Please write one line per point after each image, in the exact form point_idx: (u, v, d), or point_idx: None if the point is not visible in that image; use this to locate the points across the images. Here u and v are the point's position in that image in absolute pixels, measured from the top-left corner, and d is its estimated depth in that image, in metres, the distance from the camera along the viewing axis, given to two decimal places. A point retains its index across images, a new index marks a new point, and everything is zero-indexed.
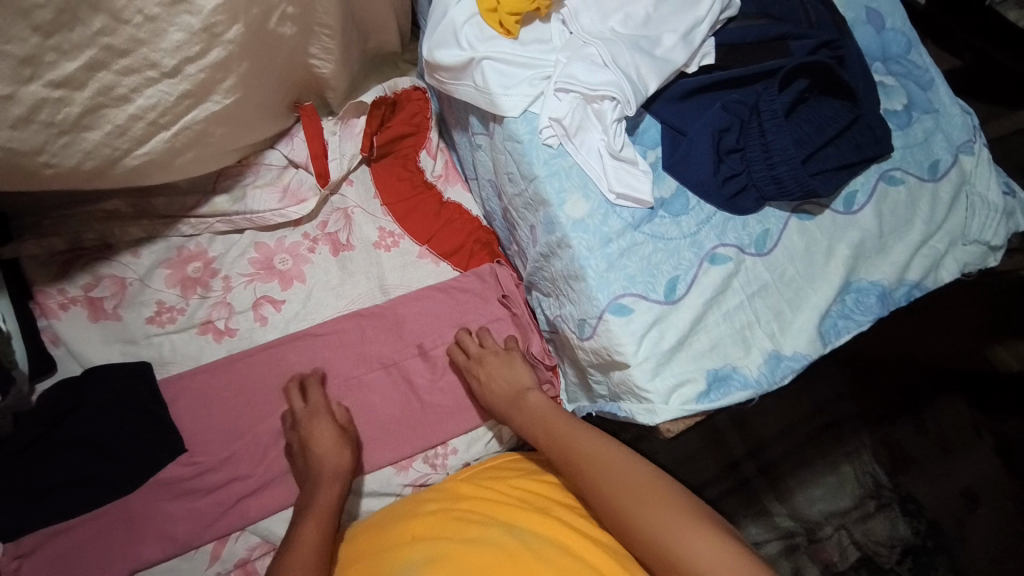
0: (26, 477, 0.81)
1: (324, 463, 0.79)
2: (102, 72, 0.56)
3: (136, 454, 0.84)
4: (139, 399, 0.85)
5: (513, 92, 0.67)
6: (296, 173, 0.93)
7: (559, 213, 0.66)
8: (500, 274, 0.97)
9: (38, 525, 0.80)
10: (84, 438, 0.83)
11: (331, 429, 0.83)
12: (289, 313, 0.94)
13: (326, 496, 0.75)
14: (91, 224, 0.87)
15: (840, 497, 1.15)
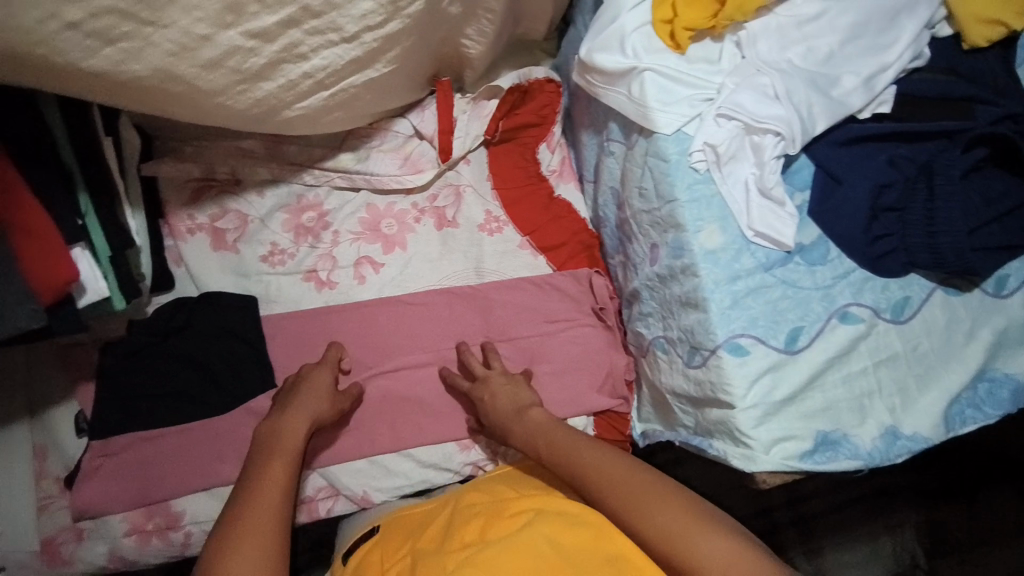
0: (133, 381, 0.87)
1: (300, 405, 0.81)
2: (294, 29, 0.58)
3: (231, 379, 0.89)
4: (243, 328, 0.91)
5: (670, 109, 0.66)
6: (420, 144, 0.94)
7: (692, 240, 0.65)
8: (596, 282, 0.97)
9: (133, 429, 0.86)
10: (189, 355, 0.89)
11: (326, 377, 0.87)
12: (386, 277, 0.97)
13: (292, 428, 0.78)
14: (226, 159, 0.92)
15: (872, 566, 1.18)
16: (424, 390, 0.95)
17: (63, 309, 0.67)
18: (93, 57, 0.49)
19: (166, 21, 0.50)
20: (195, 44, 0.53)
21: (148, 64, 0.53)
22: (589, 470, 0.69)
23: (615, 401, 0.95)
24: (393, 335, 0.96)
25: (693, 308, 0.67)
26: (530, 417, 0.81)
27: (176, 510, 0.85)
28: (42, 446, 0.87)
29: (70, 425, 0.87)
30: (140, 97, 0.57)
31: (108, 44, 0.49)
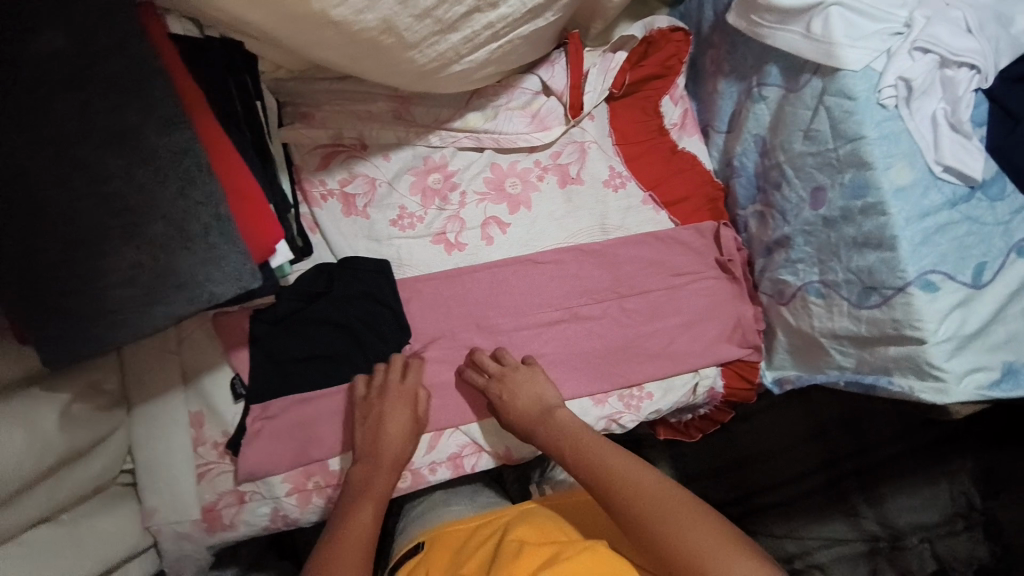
0: (284, 345, 0.88)
1: (385, 453, 0.83)
2: None
3: (375, 341, 0.91)
4: (381, 291, 0.91)
5: (859, 45, 0.66)
6: (547, 101, 0.94)
7: (882, 177, 0.66)
8: (725, 234, 0.96)
9: (289, 393, 0.88)
10: (333, 318, 0.89)
11: (405, 412, 0.85)
12: (513, 236, 0.98)
13: (382, 482, 0.82)
14: (354, 123, 0.92)
15: (931, 511, 1.13)
16: (557, 347, 0.96)
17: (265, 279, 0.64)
18: (343, 5, 0.50)
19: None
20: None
21: (379, 14, 0.53)
22: (611, 480, 0.73)
23: (746, 350, 0.96)
24: (525, 294, 0.97)
25: (875, 248, 0.69)
26: (554, 419, 0.84)
27: (336, 468, 0.88)
28: (197, 414, 0.87)
29: (226, 391, 0.88)
30: (351, 49, 0.58)
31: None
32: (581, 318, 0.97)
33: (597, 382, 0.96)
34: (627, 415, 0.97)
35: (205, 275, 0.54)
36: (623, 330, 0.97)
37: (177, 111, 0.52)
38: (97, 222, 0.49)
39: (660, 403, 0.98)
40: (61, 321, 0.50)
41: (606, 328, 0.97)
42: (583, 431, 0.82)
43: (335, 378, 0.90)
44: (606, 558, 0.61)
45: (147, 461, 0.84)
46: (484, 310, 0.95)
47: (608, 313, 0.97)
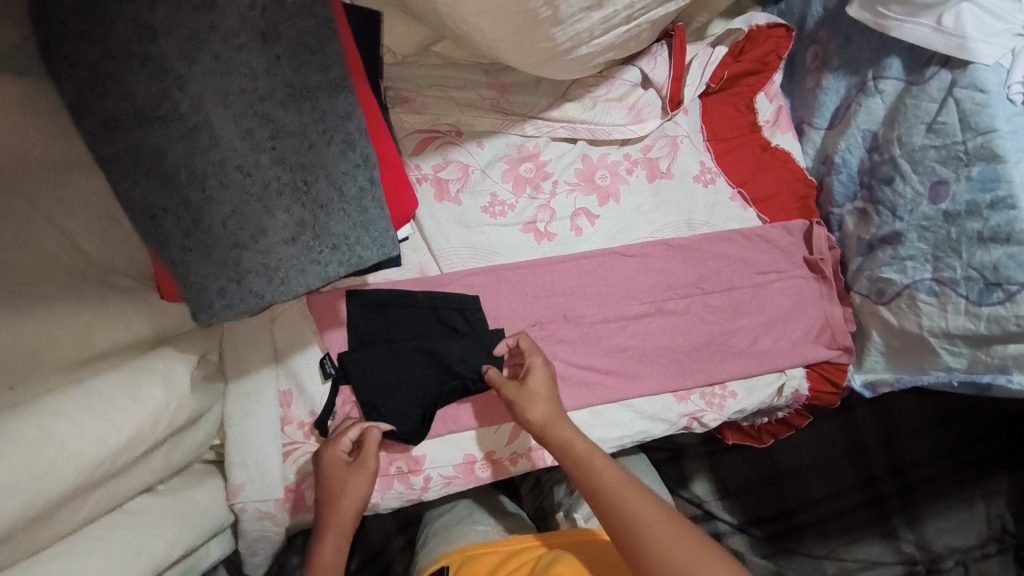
0: (372, 327, 0.86)
1: (342, 515, 0.78)
2: None
3: (464, 326, 0.88)
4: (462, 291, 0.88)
5: (991, 41, 0.69)
6: (645, 94, 0.95)
7: (1014, 171, 0.69)
8: (816, 233, 0.95)
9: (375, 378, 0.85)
10: (425, 302, 0.87)
11: (343, 467, 0.78)
12: (601, 229, 0.96)
13: (326, 552, 0.76)
14: (452, 111, 0.91)
15: (968, 533, 1.08)
16: (641, 341, 0.92)
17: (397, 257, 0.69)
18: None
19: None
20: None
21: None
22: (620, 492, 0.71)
23: (834, 352, 0.93)
24: (612, 287, 0.93)
25: (1002, 242, 0.71)
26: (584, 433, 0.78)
27: (419, 454, 0.86)
28: (286, 392, 0.85)
29: (315, 370, 0.86)
30: (510, 25, 0.60)
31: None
32: (665, 313, 0.93)
33: (684, 379, 0.92)
34: (710, 413, 0.94)
35: (358, 238, 0.55)
36: (706, 326, 0.93)
37: (344, 74, 0.53)
38: (273, 178, 0.50)
39: (745, 403, 0.94)
40: (226, 278, 0.51)
41: (689, 324, 0.93)
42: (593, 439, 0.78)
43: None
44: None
45: (237, 439, 0.80)
46: (570, 301, 0.92)
47: (692, 307, 0.93)
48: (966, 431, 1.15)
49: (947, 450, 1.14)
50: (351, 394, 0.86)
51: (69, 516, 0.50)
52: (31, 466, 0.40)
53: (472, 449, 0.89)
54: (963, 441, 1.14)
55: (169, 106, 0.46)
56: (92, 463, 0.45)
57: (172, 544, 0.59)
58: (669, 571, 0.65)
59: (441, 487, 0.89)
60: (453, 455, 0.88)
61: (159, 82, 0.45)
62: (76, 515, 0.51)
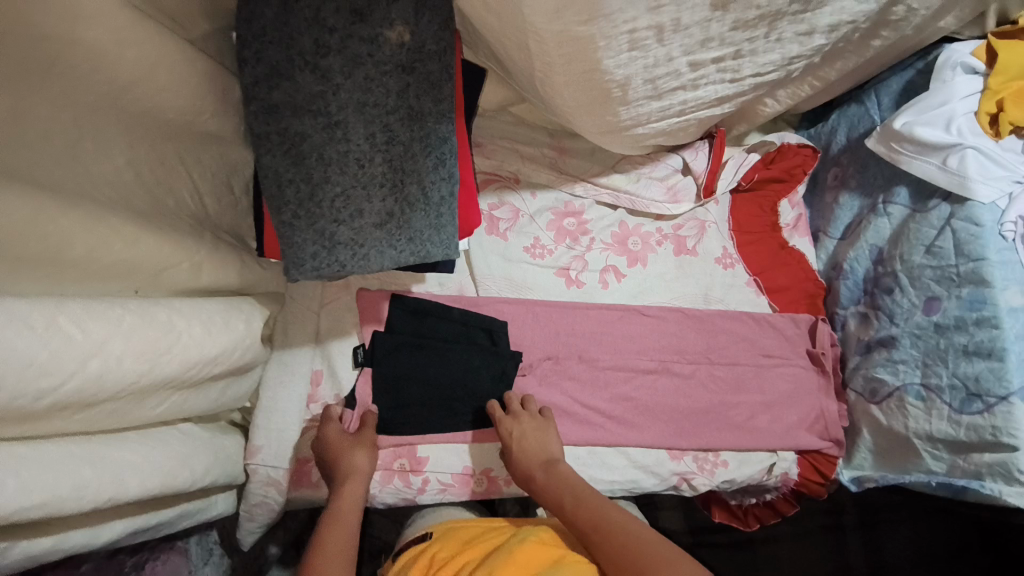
0: (405, 330, 0.93)
1: (336, 469, 0.84)
2: (712, 67, 0.73)
3: (486, 346, 0.95)
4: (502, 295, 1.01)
5: (990, 183, 0.77)
6: (684, 179, 1.07)
7: (998, 296, 0.75)
8: (819, 329, 1.03)
9: (396, 378, 0.91)
10: (457, 318, 0.95)
11: (336, 426, 0.87)
12: (625, 286, 1.05)
13: (346, 492, 0.82)
14: (517, 161, 1.05)
15: None
16: (645, 394, 0.98)
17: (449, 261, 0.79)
18: (614, 57, 0.65)
19: (668, 42, 0.66)
20: (662, 63, 0.69)
21: (627, 71, 0.68)
22: (543, 471, 0.86)
23: (825, 443, 0.99)
24: (625, 340, 1.00)
25: (984, 357, 0.76)
26: (545, 451, 0.87)
27: (422, 456, 0.92)
28: (318, 372, 0.93)
29: (347, 358, 0.94)
30: (587, 93, 0.71)
31: (628, 51, 0.65)
32: (671, 373, 1.00)
33: (681, 439, 0.97)
34: (699, 478, 0.98)
35: (428, 237, 0.66)
36: (707, 394, 0.99)
37: (450, 108, 0.67)
38: (378, 175, 0.63)
39: (734, 474, 0.99)
40: (320, 244, 0.62)
41: (692, 388, 0.99)
42: (548, 449, 0.88)
43: (441, 377, 0.93)
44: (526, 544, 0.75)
45: (268, 404, 0.88)
46: (587, 343, 0.99)
47: (697, 373, 1.00)
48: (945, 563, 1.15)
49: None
50: (368, 384, 0.91)
51: (153, 406, 0.57)
52: (162, 341, 0.51)
53: (473, 463, 0.95)
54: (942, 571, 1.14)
55: (320, 105, 0.60)
56: (193, 361, 0.56)
57: (197, 475, 0.66)
58: (589, 511, 0.79)
59: (436, 493, 0.94)
60: (454, 464, 0.94)
61: (320, 85, 0.60)
62: (157, 408, 0.57)
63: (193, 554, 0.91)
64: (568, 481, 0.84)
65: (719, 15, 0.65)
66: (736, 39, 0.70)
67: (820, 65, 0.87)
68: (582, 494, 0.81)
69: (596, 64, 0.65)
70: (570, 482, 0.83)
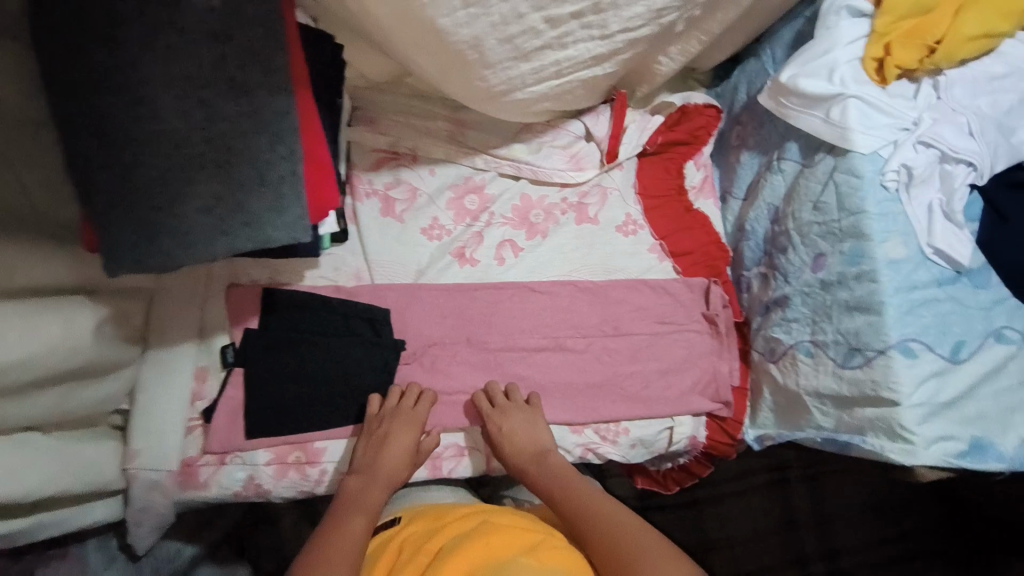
0: (287, 323, 0.93)
1: (388, 466, 0.87)
2: (576, 22, 0.69)
3: (369, 335, 0.97)
4: (398, 276, 1.01)
5: (873, 132, 0.73)
6: (587, 145, 1.03)
7: (877, 249, 0.72)
8: (711, 292, 1.05)
9: (280, 372, 0.91)
10: (337, 309, 0.96)
11: (412, 431, 0.90)
12: (523, 258, 1.05)
13: (379, 492, 0.85)
14: (413, 136, 1.01)
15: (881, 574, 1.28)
16: (538, 373, 1.01)
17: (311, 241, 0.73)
18: (449, 16, 0.61)
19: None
20: (511, 20, 0.65)
21: (473, 30, 0.64)
22: (541, 463, 0.90)
23: (716, 405, 1.01)
24: (518, 319, 1.02)
25: (864, 312, 0.74)
26: (548, 457, 0.91)
27: (320, 447, 0.92)
28: (203, 369, 0.90)
29: (217, 356, 0.91)
30: (438, 54, 0.67)
31: (464, 8, 0.61)
32: (565, 349, 1.02)
33: (573, 414, 1.00)
34: (603, 447, 1.01)
35: (268, 220, 0.62)
36: (602, 366, 1.02)
37: (286, 80, 0.61)
38: (198, 154, 0.58)
39: (636, 439, 1.01)
40: (140, 234, 0.57)
41: (586, 362, 1.02)
42: (549, 448, 0.93)
43: (321, 371, 0.93)
44: (507, 530, 0.75)
45: (146, 406, 0.85)
46: (481, 324, 1.01)
47: (591, 347, 1.02)
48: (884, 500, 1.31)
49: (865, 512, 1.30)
50: (240, 385, 0.90)
51: None
52: None
53: None
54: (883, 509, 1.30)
55: (116, 83, 0.55)
56: None
57: None
58: (583, 504, 0.82)
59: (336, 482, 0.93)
60: None
61: (115, 59, 0.54)
62: None
63: (92, 562, 0.95)
64: (566, 472, 0.88)
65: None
66: None
67: (701, 18, 0.83)
68: (574, 485, 0.86)
69: (431, 23, 0.61)
70: (568, 473, 0.88)
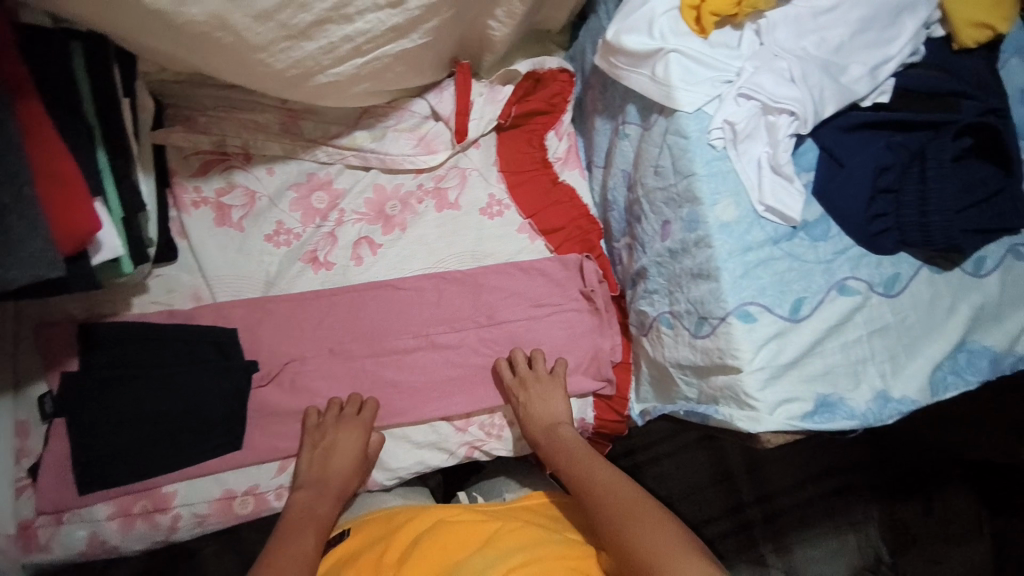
0: (115, 358, 0.85)
1: (334, 478, 0.85)
2: None
3: (215, 356, 0.89)
4: (241, 288, 0.93)
5: (694, 88, 0.68)
6: (435, 126, 0.97)
7: (708, 212, 0.69)
8: (586, 267, 0.99)
9: (114, 413, 0.84)
10: (173, 334, 0.87)
11: (357, 441, 0.87)
12: (382, 257, 0.97)
13: (326, 507, 0.84)
14: (240, 131, 0.91)
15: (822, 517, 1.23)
16: (412, 377, 0.94)
17: (78, 265, 0.64)
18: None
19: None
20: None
21: (206, 9, 0.55)
22: (549, 434, 0.88)
23: (599, 383, 0.97)
24: (383, 320, 0.95)
25: (705, 279, 0.72)
26: (561, 428, 0.89)
27: (167, 491, 0.84)
28: (24, 423, 0.83)
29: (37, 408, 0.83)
30: (182, 38, 0.59)
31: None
32: (436, 346, 0.95)
33: (456, 409, 0.94)
34: (489, 443, 0.96)
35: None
36: (479, 358, 0.96)
37: None
38: None
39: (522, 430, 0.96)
40: None
41: (463, 356, 0.96)
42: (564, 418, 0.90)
43: (159, 408, 0.85)
44: (460, 530, 0.80)
45: None
46: (344, 330, 0.94)
47: (465, 342, 0.96)
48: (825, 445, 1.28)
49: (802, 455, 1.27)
50: (65, 436, 0.83)
51: None
52: None
53: (233, 484, 0.87)
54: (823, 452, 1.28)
55: None
56: None
57: None
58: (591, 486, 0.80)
59: (193, 527, 0.86)
60: (212, 490, 0.86)
61: None
62: None
63: None
64: (577, 450, 0.86)
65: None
66: None
67: None
68: (582, 468, 0.83)
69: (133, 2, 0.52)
70: (580, 451, 0.86)
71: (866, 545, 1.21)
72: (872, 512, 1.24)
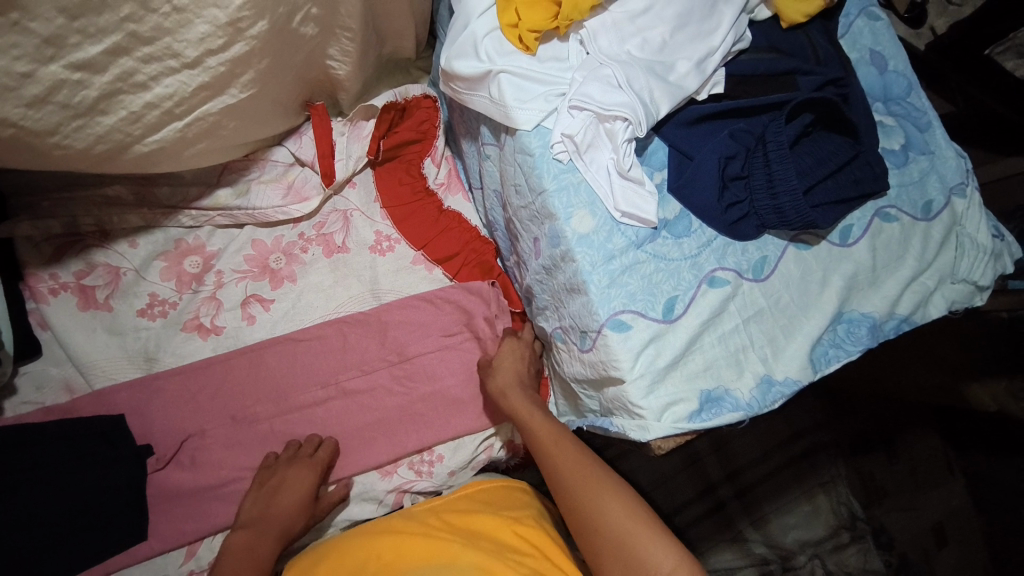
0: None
1: (280, 515, 0.77)
2: (124, 58, 0.57)
3: (103, 448, 0.82)
4: (119, 371, 0.87)
5: (529, 105, 0.68)
6: (302, 172, 0.95)
7: (565, 226, 0.68)
8: (489, 292, 0.96)
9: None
10: (59, 433, 0.80)
11: (306, 479, 0.80)
12: (277, 313, 0.93)
13: (265, 548, 0.74)
14: (89, 209, 0.86)
15: (792, 486, 1.20)
16: (321, 430, 0.88)
17: None
18: None
19: None
20: (17, 83, 0.53)
21: None
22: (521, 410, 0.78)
23: None
24: (287, 376, 0.89)
25: (577, 293, 0.69)
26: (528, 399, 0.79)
27: None
28: None
29: None
30: None
31: None
32: (347, 393, 0.90)
33: (374, 460, 0.88)
34: (421, 483, 0.90)
35: None
36: (394, 400, 0.90)
37: None
38: None
39: (453, 466, 0.91)
40: None
41: (378, 400, 0.90)
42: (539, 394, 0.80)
43: (32, 515, 0.76)
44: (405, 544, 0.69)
45: None
46: (244, 396, 0.88)
47: (375, 385, 0.90)
48: (794, 424, 1.25)
49: (768, 427, 1.24)
50: None
51: None
52: None
53: None
54: (788, 425, 1.24)
55: None
56: None
57: None
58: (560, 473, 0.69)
59: None
60: None
61: None
62: None
63: None
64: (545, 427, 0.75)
65: (22, 16, 0.48)
66: (109, 22, 0.54)
67: (331, 11, 0.73)
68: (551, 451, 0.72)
69: None
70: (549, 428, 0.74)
71: (837, 505, 1.20)
72: (838, 466, 1.22)
